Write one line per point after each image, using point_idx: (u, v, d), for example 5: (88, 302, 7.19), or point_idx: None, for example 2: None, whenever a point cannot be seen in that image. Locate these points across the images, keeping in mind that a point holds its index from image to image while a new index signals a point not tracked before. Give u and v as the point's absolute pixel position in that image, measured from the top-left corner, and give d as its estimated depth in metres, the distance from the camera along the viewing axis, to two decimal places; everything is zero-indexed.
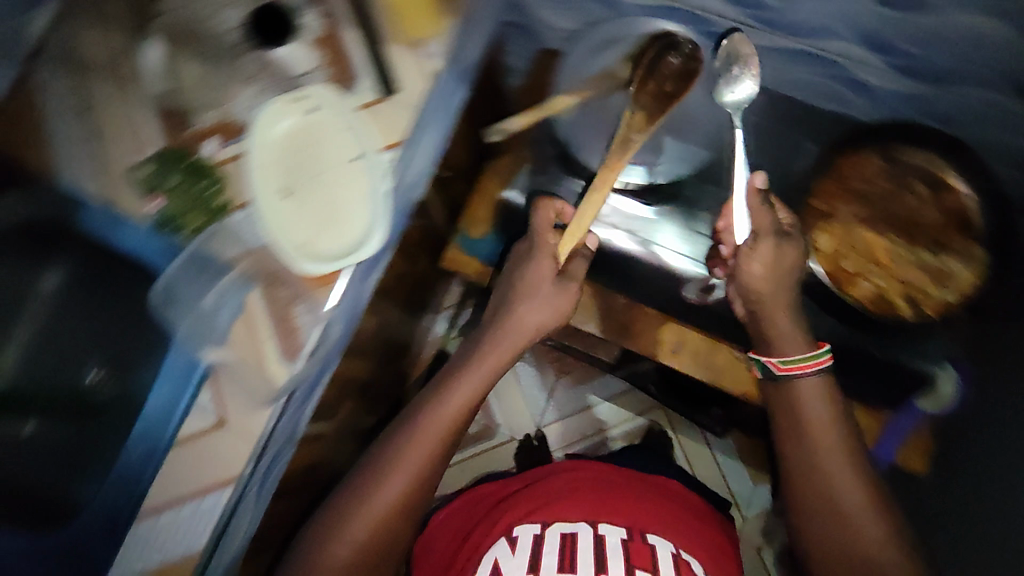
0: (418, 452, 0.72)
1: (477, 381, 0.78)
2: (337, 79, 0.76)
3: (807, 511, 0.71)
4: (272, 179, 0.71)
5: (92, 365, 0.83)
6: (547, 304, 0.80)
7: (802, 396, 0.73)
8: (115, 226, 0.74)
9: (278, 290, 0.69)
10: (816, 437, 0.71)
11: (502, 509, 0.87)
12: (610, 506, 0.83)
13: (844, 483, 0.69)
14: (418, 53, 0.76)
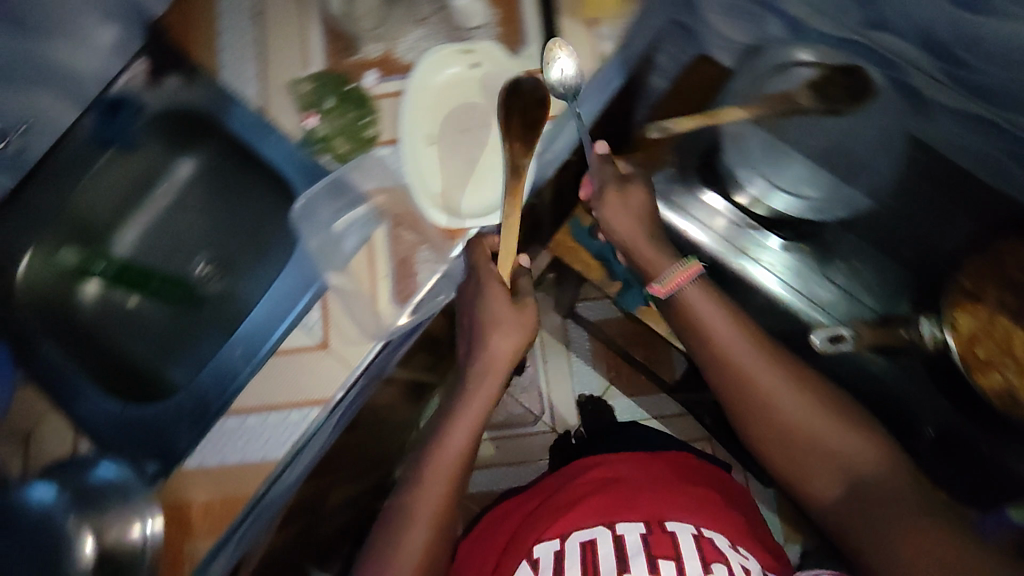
0: (443, 475, 0.60)
1: (488, 386, 0.64)
2: (506, 40, 0.74)
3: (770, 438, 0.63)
4: (423, 124, 0.71)
5: (201, 258, 0.85)
6: (518, 328, 0.65)
7: (690, 303, 0.65)
8: (263, 136, 0.75)
9: (405, 234, 0.70)
10: (730, 359, 0.63)
11: (537, 517, 0.75)
12: (631, 501, 0.72)
13: (782, 398, 0.62)
14: (590, 32, 0.73)
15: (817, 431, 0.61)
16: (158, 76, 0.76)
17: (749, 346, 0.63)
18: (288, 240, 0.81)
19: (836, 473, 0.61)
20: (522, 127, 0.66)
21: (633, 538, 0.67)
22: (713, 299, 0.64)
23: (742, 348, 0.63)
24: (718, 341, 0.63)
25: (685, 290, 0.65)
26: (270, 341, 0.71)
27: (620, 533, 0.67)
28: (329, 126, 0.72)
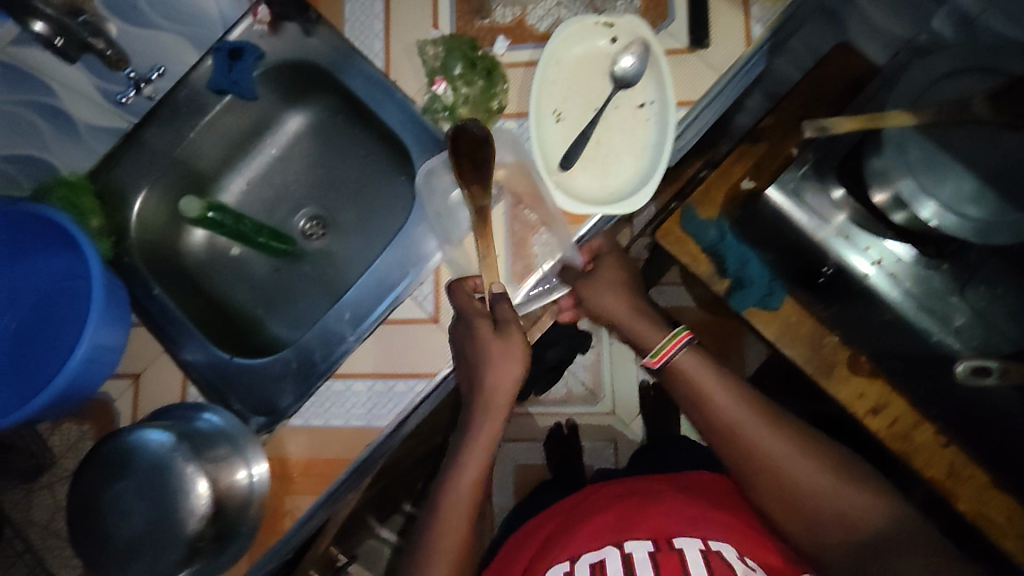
0: (465, 500, 0.62)
1: (500, 409, 0.63)
2: (647, 13, 0.69)
3: (768, 495, 0.60)
4: (551, 98, 0.67)
5: (304, 210, 0.84)
6: (514, 355, 0.62)
7: (686, 373, 0.63)
8: (382, 96, 0.72)
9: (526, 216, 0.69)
10: (722, 414, 0.61)
11: (560, 535, 0.72)
12: (640, 517, 0.68)
13: (773, 449, 0.60)
14: (740, 12, 0.68)
15: (810, 482, 0.59)
16: (277, 24, 0.73)
17: (735, 400, 0.61)
18: (395, 206, 0.79)
19: (836, 523, 0.58)
20: (470, 170, 0.61)
21: (641, 555, 0.62)
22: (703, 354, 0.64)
23: (735, 401, 0.61)
24: (707, 397, 0.61)
25: (681, 358, 0.63)
26: (377, 309, 0.70)
27: (627, 550, 0.63)
28: (455, 92, 0.69)
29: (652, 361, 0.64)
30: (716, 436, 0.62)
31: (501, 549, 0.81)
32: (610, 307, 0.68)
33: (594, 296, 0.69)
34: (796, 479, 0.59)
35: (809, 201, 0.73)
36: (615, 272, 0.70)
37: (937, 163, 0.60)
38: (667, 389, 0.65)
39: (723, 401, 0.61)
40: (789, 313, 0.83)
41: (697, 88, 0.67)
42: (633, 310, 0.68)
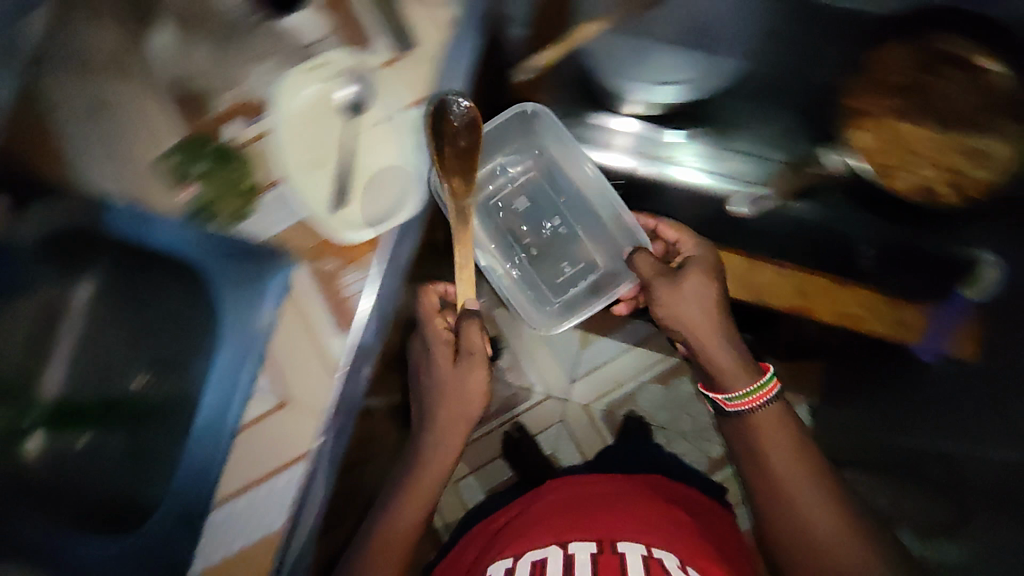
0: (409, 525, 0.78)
1: (459, 426, 0.82)
2: (352, 42, 0.71)
3: (789, 547, 0.67)
4: (300, 152, 0.69)
5: (138, 370, 0.78)
6: (472, 377, 0.80)
7: (755, 425, 0.70)
8: (149, 226, 0.70)
9: (547, 223, 0.98)
10: (774, 463, 0.68)
11: (504, 540, 0.82)
12: (585, 522, 0.78)
13: (809, 510, 0.65)
14: (432, 3, 0.71)
15: (835, 549, 0.63)
16: (21, 208, 0.69)
17: (792, 461, 0.68)
18: (196, 317, 0.72)
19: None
20: (454, 159, 0.73)
21: (584, 557, 0.70)
22: (783, 417, 0.70)
23: (787, 460, 0.68)
24: (766, 449, 0.69)
25: (754, 417, 0.70)
26: (228, 421, 0.66)
27: (570, 552, 0.71)
28: (206, 191, 0.69)
29: (729, 404, 0.72)
30: (760, 477, 0.70)
31: (458, 545, 0.93)
32: (684, 313, 0.75)
33: (671, 300, 0.75)
34: (825, 540, 0.64)
35: (614, 136, 0.94)
36: (708, 285, 0.75)
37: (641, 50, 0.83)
38: (732, 430, 0.74)
39: (777, 462, 0.68)
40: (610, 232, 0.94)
41: (424, 87, 0.71)
42: (715, 322, 0.74)
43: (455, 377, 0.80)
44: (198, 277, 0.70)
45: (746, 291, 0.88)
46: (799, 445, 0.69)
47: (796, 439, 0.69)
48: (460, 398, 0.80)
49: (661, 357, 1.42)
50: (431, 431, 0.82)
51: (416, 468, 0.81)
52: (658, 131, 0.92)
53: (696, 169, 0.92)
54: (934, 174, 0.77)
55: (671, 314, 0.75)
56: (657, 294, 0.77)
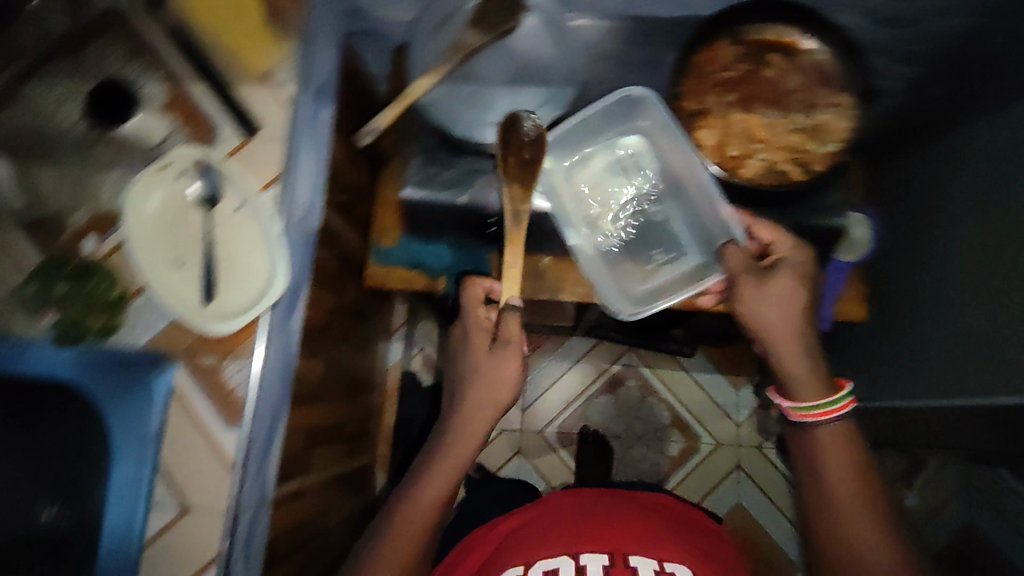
0: (419, 521, 0.70)
1: (488, 413, 0.75)
2: (197, 137, 0.72)
3: (835, 560, 0.64)
4: (158, 255, 0.68)
5: (44, 502, 0.69)
6: (509, 376, 0.74)
7: (826, 447, 0.67)
8: (18, 354, 0.68)
9: (645, 206, 0.81)
10: (836, 486, 0.65)
11: (508, 542, 0.82)
12: (600, 531, 0.79)
13: (862, 537, 0.63)
14: (268, 86, 0.73)
15: (870, 560, 0.62)
16: None
17: (853, 491, 0.65)
18: (81, 437, 0.69)
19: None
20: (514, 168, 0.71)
21: (596, 568, 0.73)
22: (848, 445, 0.66)
23: (845, 482, 0.65)
24: (827, 464, 0.66)
25: (817, 436, 0.67)
26: (132, 536, 0.66)
27: (584, 564, 0.74)
28: (69, 311, 0.68)
29: (793, 412, 0.68)
30: (815, 491, 0.67)
31: (455, 545, 0.87)
32: (771, 320, 0.66)
33: (758, 303, 0.67)
34: (864, 553, 0.62)
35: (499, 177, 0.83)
36: (793, 288, 0.67)
37: (477, 99, 0.72)
38: (799, 444, 0.70)
39: (838, 486, 0.65)
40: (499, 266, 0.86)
41: (275, 167, 0.72)
42: (794, 335, 0.66)
43: (486, 362, 0.75)
44: (80, 396, 0.69)
45: None
46: (861, 477, 0.65)
47: (865, 469, 0.66)
48: (493, 392, 0.74)
49: (603, 367, 1.48)
50: (461, 410, 0.75)
51: (442, 449, 0.74)
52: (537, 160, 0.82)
53: None
54: (782, 156, 0.76)
55: (751, 316, 0.67)
56: (739, 289, 0.68)
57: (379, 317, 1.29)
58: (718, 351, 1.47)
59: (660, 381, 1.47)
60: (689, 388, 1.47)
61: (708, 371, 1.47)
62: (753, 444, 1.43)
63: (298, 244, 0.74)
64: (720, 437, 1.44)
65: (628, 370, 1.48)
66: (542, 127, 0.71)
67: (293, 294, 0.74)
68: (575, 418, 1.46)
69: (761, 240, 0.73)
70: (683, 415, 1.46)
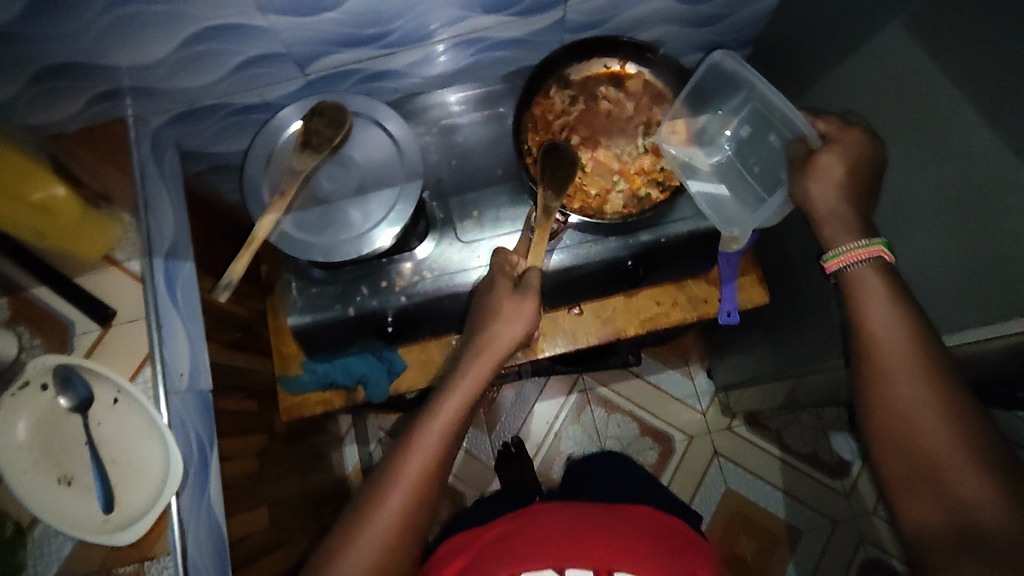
0: (408, 480, 0.59)
1: (495, 354, 0.66)
2: (53, 343, 0.68)
3: (883, 416, 0.50)
4: (44, 479, 0.63)
5: None
6: (521, 315, 0.67)
7: (864, 286, 0.54)
8: None
9: (770, 139, 0.73)
10: (879, 339, 0.51)
11: (493, 546, 0.73)
12: (587, 542, 0.70)
13: (910, 388, 0.49)
14: (115, 268, 0.70)
15: (917, 407, 0.48)
16: None
17: (895, 334, 0.51)
18: None
19: (929, 487, 0.47)
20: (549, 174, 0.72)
21: None
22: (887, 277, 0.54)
23: (890, 321, 0.51)
24: (868, 301, 0.53)
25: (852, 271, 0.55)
26: None
27: None
28: None
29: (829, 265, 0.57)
30: (858, 342, 0.53)
31: (433, 553, 0.79)
32: (819, 199, 0.60)
33: (810, 182, 0.61)
34: (908, 404, 0.49)
35: (401, 271, 0.81)
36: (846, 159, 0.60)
37: (328, 220, 0.71)
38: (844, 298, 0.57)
39: (880, 323, 0.52)
40: (414, 357, 0.86)
41: (142, 348, 0.69)
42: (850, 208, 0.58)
43: (501, 298, 0.69)
44: None
45: (554, 339, 0.89)
46: (909, 314, 0.51)
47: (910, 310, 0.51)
48: (493, 342, 0.67)
49: (561, 400, 1.48)
50: (478, 341, 0.67)
51: (447, 393, 0.65)
52: (429, 246, 0.81)
53: (469, 263, 0.80)
54: (640, 180, 0.78)
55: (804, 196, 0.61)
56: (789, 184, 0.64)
57: (322, 428, 1.25)
58: (662, 349, 1.49)
59: (618, 396, 1.48)
60: (648, 391, 1.48)
61: (659, 371, 1.48)
62: (723, 428, 1.45)
63: (191, 413, 0.72)
64: (693, 429, 1.45)
65: (585, 395, 1.48)
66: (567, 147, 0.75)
67: (201, 468, 0.71)
68: (550, 457, 1.44)
69: (820, 130, 0.64)
70: (650, 422, 1.46)
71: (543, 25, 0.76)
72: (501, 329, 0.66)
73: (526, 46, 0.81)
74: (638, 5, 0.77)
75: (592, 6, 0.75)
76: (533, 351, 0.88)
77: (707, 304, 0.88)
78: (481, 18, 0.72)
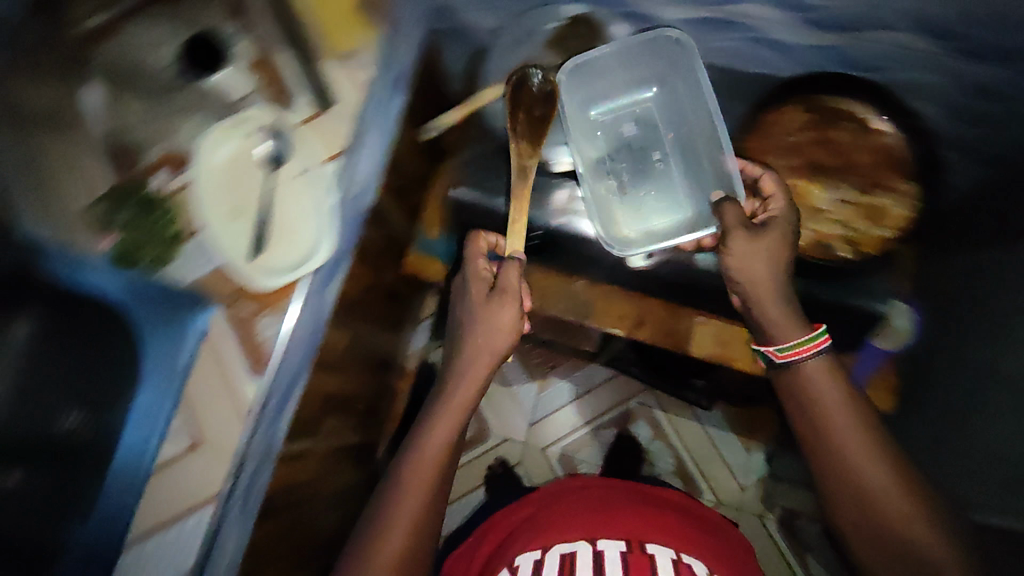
0: (418, 480, 0.68)
1: (483, 354, 0.74)
2: (274, 99, 0.78)
3: (838, 497, 0.62)
4: (221, 202, 0.72)
5: (66, 407, 0.68)
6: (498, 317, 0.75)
7: (809, 382, 0.65)
8: (74, 269, 0.70)
9: (653, 156, 0.93)
10: (835, 438, 0.62)
11: (526, 529, 0.79)
12: (610, 517, 0.76)
13: (859, 468, 0.61)
14: (349, 65, 0.78)
15: (864, 474, 0.60)
16: None
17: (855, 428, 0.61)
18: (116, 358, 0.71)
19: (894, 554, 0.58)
20: (528, 121, 0.84)
21: (612, 552, 0.70)
22: (835, 382, 0.64)
23: (849, 423, 0.62)
24: (811, 393, 0.65)
25: (804, 367, 0.66)
26: (144, 465, 0.70)
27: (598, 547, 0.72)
28: (130, 237, 0.73)
29: (779, 355, 0.67)
30: (819, 435, 0.64)
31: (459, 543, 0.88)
32: (748, 268, 0.70)
33: (735, 253, 0.70)
34: (881, 500, 0.59)
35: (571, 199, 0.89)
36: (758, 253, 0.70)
37: None
38: (781, 385, 0.69)
39: (834, 423, 0.62)
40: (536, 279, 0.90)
41: (339, 141, 0.77)
42: (769, 294, 0.69)
43: (478, 310, 0.75)
44: (139, 329, 0.72)
45: (661, 333, 0.90)
46: (863, 420, 0.62)
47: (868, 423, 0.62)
48: (487, 339, 0.74)
49: (619, 400, 1.46)
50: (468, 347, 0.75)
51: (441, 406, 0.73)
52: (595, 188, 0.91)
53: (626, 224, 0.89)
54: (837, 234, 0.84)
55: (744, 266, 0.70)
56: (730, 243, 0.70)
57: (410, 303, 1.31)
58: (740, 413, 1.41)
59: (672, 427, 1.44)
60: (700, 439, 1.43)
61: (722, 428, 1.43)
62: (754, 513, 1.39)
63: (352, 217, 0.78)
64: (724, 498, 1.40)
65: (641, 408, 1.45)
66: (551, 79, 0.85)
67: (334, 267, 0.77)
68: (580, 444, 1.45)
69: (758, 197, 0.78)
70: (687, 467, 1.43)
71: (816, 41, 0.77)
72: (486, 337, 0.74)
73: (779, 50, 0.81)
74: (910, 51, 0.74)
75: (862, 47, 0.76)
76: (643, 333, 0.90)
77: (750, 358, 0.86)
78: (759, 6, 0.74)
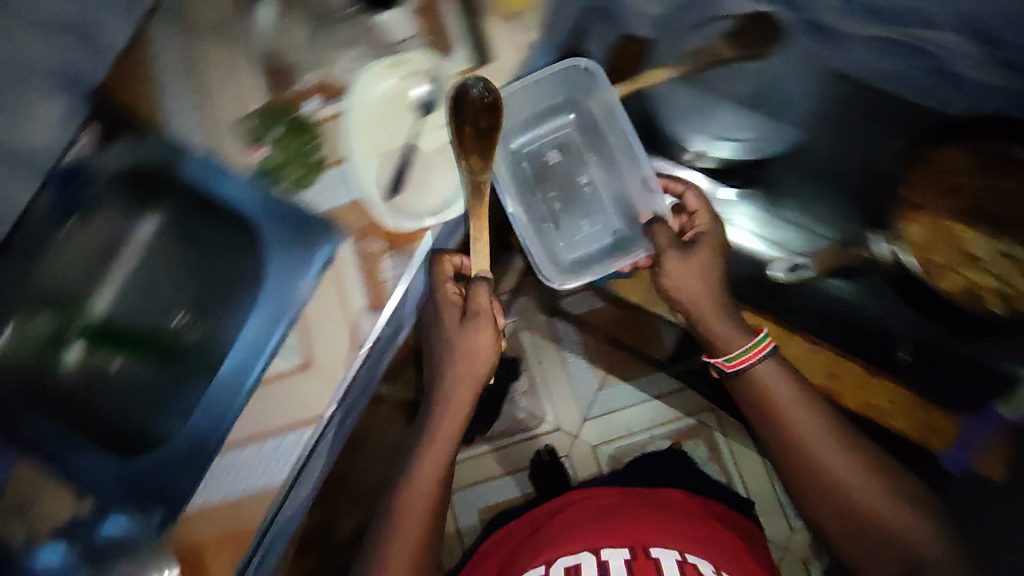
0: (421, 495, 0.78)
1: (469, 376, 0.80)
2: (433, 47, 0.77)
3: (808, 484, 0.75)
4: (368, 137, 0.74)
5: (180, 309, 0.88)
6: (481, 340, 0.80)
7: (763, 381, 0.77)
8: (219, 176, 0.76)
9: (582, 181, 0.95)
10: (786, 415, 0.76)
11: (541, 538, 0.84)
12: (619, 528, 0.78)
13: (817, 446, 0.74)
14: (513, 27, 0.77)
15: (822, 456, 0.73)
16: (107, 141, 0.78)
17: (800, 407, 0.76)
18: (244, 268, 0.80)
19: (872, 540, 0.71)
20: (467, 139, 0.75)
21: (616, 561, 0.71)
22: (789, 379, 0.77)
23: (796, 403, 0.76)
24: (768, 390, 0.77)
25: (758, 370, 0.77)
26: (251, 377, 0.72)
27: (604, 557, 0.72)
28: (280, 155, 0.75)
29: (727, 366, 0.79)
30: (770, 422, 0.77)
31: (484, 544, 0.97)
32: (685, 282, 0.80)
33: (675, 270, 0.80)
34: (836, 476, 0.73)
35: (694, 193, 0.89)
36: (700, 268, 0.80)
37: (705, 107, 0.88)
38: (738, 389, 0.80)
39: (793, 417, 0.75)
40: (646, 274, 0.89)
41: None
42: (716, 316, 0.79)
43: (458, 335, 0.80)
44: (267, 242, 0.75)
45: None
46: (805, 399, 0.76)
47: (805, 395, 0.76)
48: (467, 357, 0.80)
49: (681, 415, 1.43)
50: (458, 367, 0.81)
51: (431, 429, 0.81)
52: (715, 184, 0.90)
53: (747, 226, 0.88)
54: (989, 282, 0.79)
55: (683, 284, 0.80)
56: (667, 266, 0.80)
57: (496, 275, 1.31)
58: None
59: (730, 453, 1.41)
60: (758, 471, 1.40)
61: None
62: (798, 556, 1.35)
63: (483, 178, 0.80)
64: (771, 535, 1.37)
65: (701, 427, 1.42)
66: (493, 88, 0.74)
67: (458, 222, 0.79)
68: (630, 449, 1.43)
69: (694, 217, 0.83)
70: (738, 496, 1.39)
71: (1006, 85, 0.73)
72: (473, 359, 0.79)
73: (958, 85, 0.76)
74: None
75: None
76: None
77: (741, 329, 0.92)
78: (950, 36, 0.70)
